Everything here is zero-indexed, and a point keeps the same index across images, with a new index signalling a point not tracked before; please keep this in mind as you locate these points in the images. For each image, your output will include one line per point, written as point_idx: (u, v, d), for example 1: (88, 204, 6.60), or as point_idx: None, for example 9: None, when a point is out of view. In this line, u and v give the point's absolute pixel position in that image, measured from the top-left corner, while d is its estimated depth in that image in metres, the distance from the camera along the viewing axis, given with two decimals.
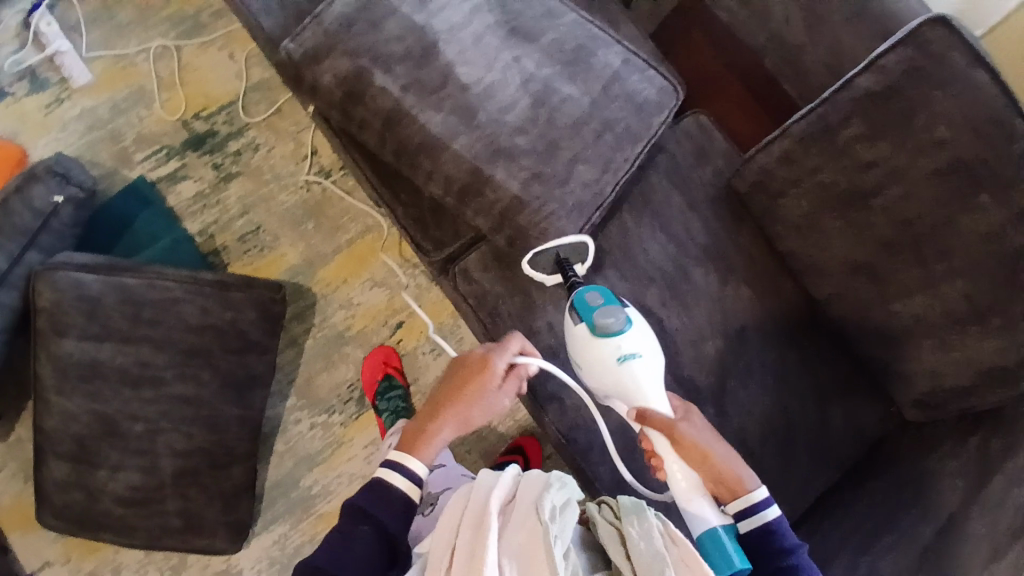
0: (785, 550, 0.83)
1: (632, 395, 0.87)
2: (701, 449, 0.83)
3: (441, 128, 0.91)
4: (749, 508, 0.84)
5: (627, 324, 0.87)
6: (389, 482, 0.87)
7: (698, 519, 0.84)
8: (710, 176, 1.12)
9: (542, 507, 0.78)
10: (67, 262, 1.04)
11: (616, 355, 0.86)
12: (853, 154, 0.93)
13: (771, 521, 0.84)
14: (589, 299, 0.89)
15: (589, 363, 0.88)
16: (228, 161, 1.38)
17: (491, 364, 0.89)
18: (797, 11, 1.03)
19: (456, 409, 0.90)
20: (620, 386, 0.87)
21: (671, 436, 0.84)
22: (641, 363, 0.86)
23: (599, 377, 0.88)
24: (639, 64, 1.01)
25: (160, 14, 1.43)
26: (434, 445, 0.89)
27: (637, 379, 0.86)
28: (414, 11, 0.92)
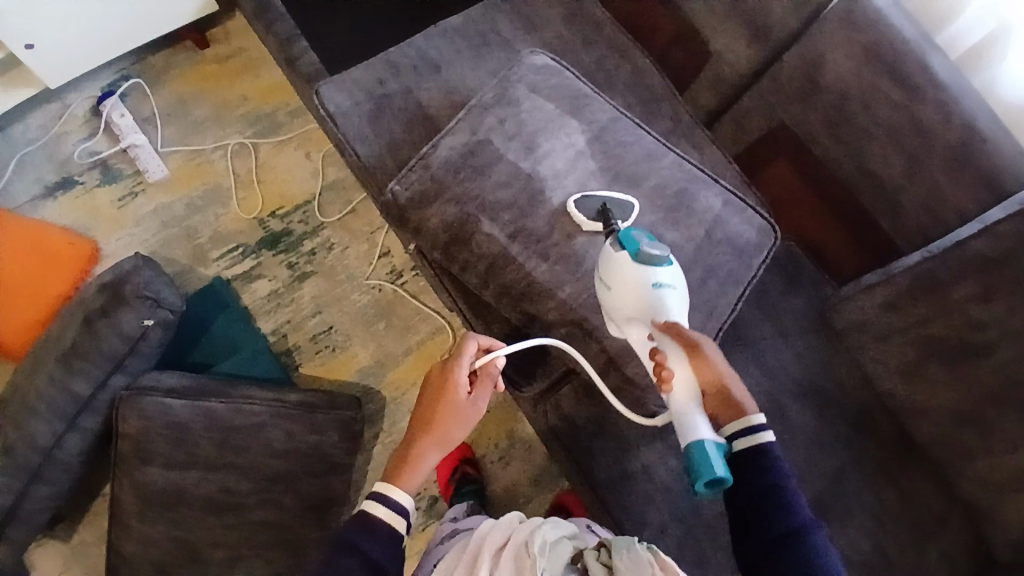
0: (777, 475, 0.79)
1: (657, 314, 0.82)
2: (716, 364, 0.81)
3: (547, 277, 0.90)
4: (748, 429, 0.82)
5: (668, 261, 0.83)
6: (371, 514, 0.85)
7: (691, 429, 0.77)
8: (801, 306, 1.11)
9: (533, 542, 0.84)
10: (155, 386, 1.04)
11: (653, 280, 0.82)
12: (965, 312, 0.92)
13: (764, 443, 0.81)
14: (637, 232, 0.84)
15: (621, 286, 0.82)
16: (303, 260, 1.39)
17: (452, 373, 0.87)
18: (898, 153, 1.00)
19: (431, 429, 0.88)
20: (643, 305, 0.82)
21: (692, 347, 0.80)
22: (673, 295, 0.83)
23: (625, 296, 0.82)
24: (739, 204, 1.01)
25: (236, 113, 1.46)
26: (418, 471, 0.88)
27: (667, 309, 0.82)
28: (520, 158, 0.94)
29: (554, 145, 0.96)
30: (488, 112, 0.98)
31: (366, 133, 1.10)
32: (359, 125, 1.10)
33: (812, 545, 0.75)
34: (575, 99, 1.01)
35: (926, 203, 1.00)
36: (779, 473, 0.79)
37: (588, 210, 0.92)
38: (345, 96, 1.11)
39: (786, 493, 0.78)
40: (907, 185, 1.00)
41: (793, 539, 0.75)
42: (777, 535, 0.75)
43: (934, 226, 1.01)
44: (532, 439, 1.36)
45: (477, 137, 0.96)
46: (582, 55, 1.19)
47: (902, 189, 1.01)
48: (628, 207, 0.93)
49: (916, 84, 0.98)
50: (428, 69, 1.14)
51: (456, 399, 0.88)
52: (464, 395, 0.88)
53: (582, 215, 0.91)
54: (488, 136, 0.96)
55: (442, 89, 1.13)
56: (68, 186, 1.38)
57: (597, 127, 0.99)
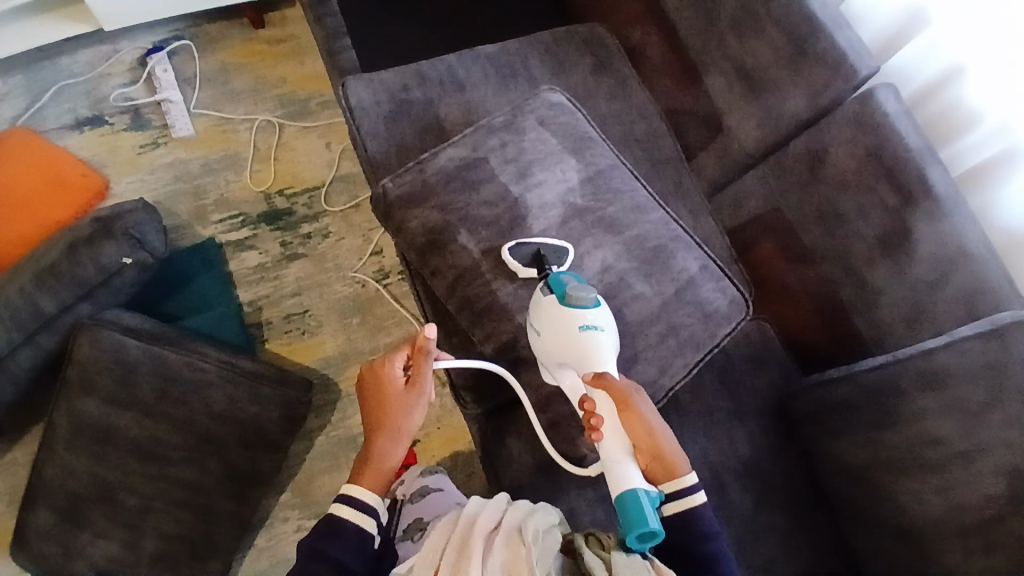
0: (706, 532, 0.85)
1: (592, 362, 0.84)
2: (649, 424, 0.83)
3: (511, 299, 0.92)
4: (682, 491, 0.85)
5: (596, 303, 0.85)
6: (339, 517, 0.91)
7: (624, 479, 0.80)
8: (763, 386, 1.10)
9: (527, 530, 0.81)
10: (115, 321, 1.05)
11: (580, 322, 0.84)
12: (915, 424, 0.90)
13: (696, 502, 0.85)
14: (562, 277, 0.87)
15: (550, 331, 0.85)
16: (297, 241, 1.42)
17: (384, 372, 0.94)
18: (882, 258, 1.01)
19: (382, 428, 0.93)
20: (577, 351, 0.84)
21: (621, 403, 0.83)
22: (602, 337, 0.85)
23: (556, 341, 0.84)
24: (716, 272, 1.02)
25: (273, 92, 1.52)
26: (382, 468, 0.93)
27: (598, 353, 0.84)
28: (512, 181, 0.97)
29: (547, 177, 0.99)
30: (494, 134, 1.01)
31: (380, 131, 1.14)
32: (375, 122, 1.14)
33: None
34: (579, 140, 1.04)
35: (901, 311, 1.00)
36: (709, 535, 0.85)
37: (522, 257, 0.91)
38: (368, 93, 1.16)
39: (716, 551, 0.84)
40: (885, 291, 1.00)
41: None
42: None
43: (906, 336, 0.99)
44: (476, 466, 1.34)
45: (477, 154, 0.99)
46: (602, 105, 1.23)
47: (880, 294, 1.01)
48: (564, 252, 0.92)
49: (913, 191, 0.98)
50: (453, 86, 1.19)
51: (396, 394, 0.93)
52: (401, 387, 0.93)
53: (515, 262, 0.91)
54: (487, 155, 0.99)
55: (461, 108, 1.18)
56: (97, 124, 1.44)
57: (593, 169, 1.02)
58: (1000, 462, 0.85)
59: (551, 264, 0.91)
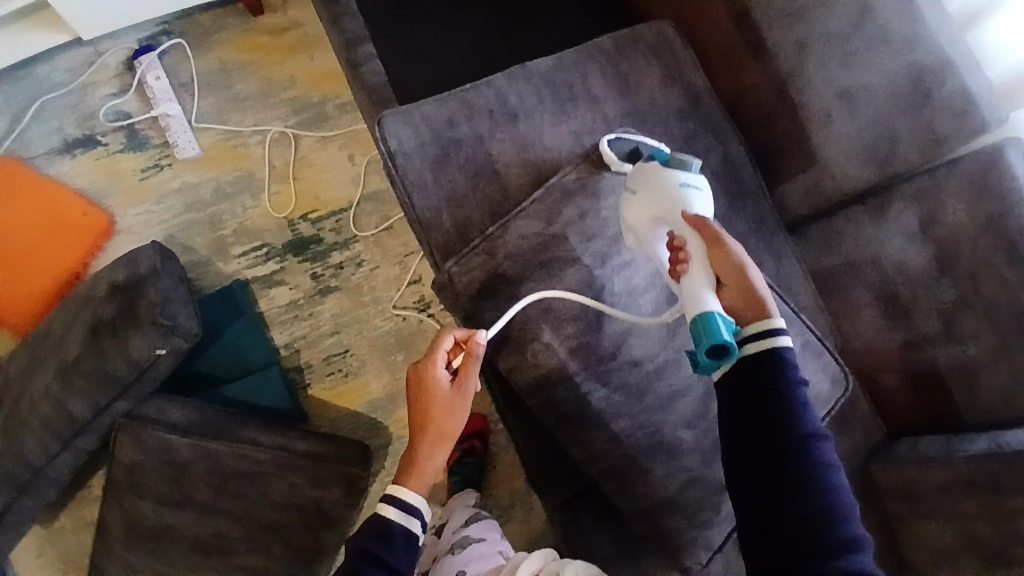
0: (792, 381, 0.74)
1: (684, 208, 0.80)
2: (737, 261, 0.78)
3: (603, 405, 0.83)
4: (766, 331, 0.75)
5: (695, 167, 0.83)
6: (385, 516, 0.85)
7: (699, 302, 0.75)
8: (847, 451, 1.02)
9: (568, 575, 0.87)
10: (158, 418, 1.00)
11: (679, 177, 0.81)
12: (1015, 523, 0.87)
13: (784, 347, 0.75)
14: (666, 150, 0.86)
15: (646, 185, 0.82)
16: (329, 273, 1.30)
17: (426, 373, 0.84)
18: (990, 331, 0.93)
19: (425, 431, 0.85)
20: (668, 198, 0.80)
21: (711, 240, 0.78)
22: (699, 196, 0.82)
23: (653, 193, 0.81)
24: (816, 346, 0.94)
25: (282, 95, 1.34)
26: (426, 471, 0.86)
27: (693, 207, 0.81)
28: (595, 265, 0.85)
29: (634, 255, 0.87)
30: (570, 201, 0.87)
31: (426, 180, 0.99)
32: (420, 168, 0.99)
33: (821, 455, 0.73)
34: None
35: (1004, 387, 0.93)
36: (797, 383, 0.74)
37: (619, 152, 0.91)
38: (410, 131, 1.00)
39: (802, 401, 0.74)
40: (993, 364, 0.93)
41: (804, 449, 0.72)
42: (788, 443, 0.72)
43: (1005, 414, 0.94)
44: (535, 503, 1.31)
45: (553, 230, 0.86)
46: (675, 128, 1.07)
47: (982, 365, 0.94)
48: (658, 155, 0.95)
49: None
50: (505, 116, 1.02)
51: (440, 398, 0.84)
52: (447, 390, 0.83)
53: (613, 154, 0.90)
54: (564, 231, 0.86)
55: (516, 143, 1.01)
56: (89, 145, 1.27)
57: None
58: None
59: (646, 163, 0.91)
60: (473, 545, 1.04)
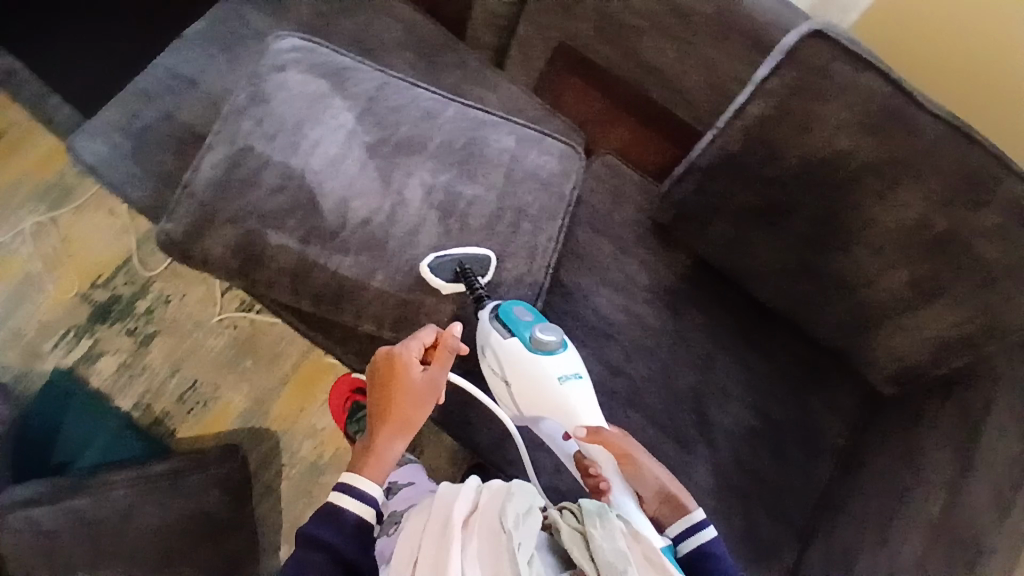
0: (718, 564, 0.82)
1: (573, 421, 0.87)
2: (649, 474, 0.86)
3: (355, 270, 0.87)
4: (689, 529, 0.84)
5: (564, 347, 0.88)
6: (340, 507, 0.83)
7: None
8: (632, 213, 1.10)
9: (506, 516, 0.77)
10: (9, 501, 0.98)
11: (556, 377, 0.87)
12: (764, 176, 0.93)
13: (709, 540, 0.83)
14: (520, 317, 0.87)
15: (523, 390, 0.87)
16: (142, 322, 1.29)
17: (404, 360, 0.84)
18: (666, 40, 0.98)
19: (388, 417, 0.85)
20: (558, 406, 0.87)
21: (616, 454, 0.86)
22: (577, 385, 0.88)
23: (533, 400, 0.87)
24: (534, 136, 0.98)
25: (22, 190, 1.33)
26: (384, 463, 0.86)
27: (577, 406, 0.87)
28: (288, 156, 0.88)
29: (321, 132, 0.90)
30: (244, 116, 0.90)
31: (136, 173, 1.00)
32: (124, 168, 1.00)
33: None
34: (335, 75, 0.95)
35: (707, 81, 0.99)
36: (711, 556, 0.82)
37: (445, 270, 0.88)
38: (101, 142, 1.01)
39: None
40: (686, 65, 0.99)
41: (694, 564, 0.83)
42: None
43: (724, 100, 0.99)
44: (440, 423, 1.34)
45: (238, 146, 0.88)
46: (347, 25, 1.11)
47: (684, 75, 1.00)
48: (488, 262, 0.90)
49: None
50: (183, 84, 1.04)
51: (408, 387, 0.85)
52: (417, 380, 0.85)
53: (439, 278, 0.88)
54: (248, 142, 0.88)
55: (203, 103, 1.03)
56: None
57: (364, 98, 0.93)
58: (843, 168, 0.88)
59: (477, 278, 0.90)
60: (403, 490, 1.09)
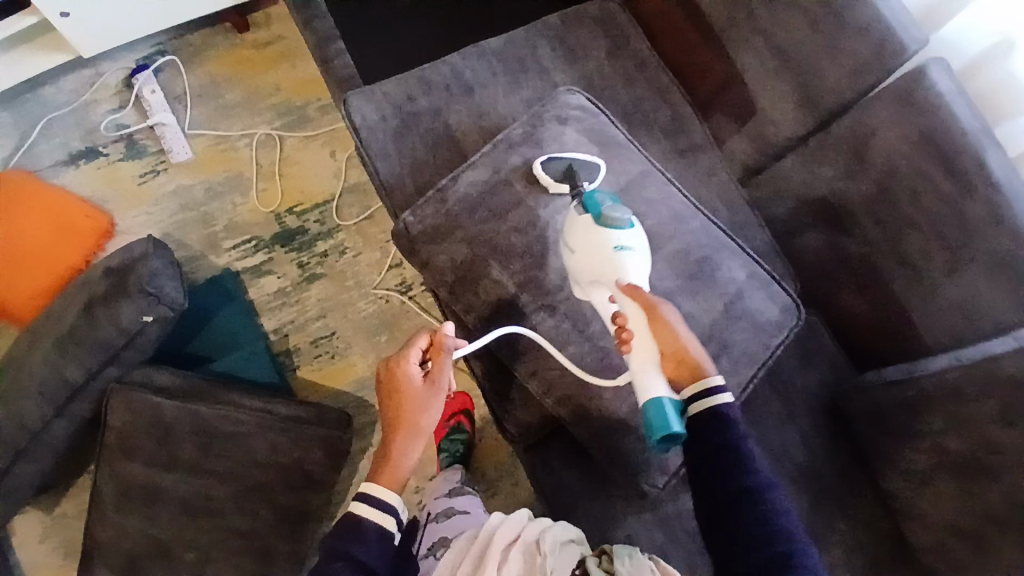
0: (752, 483, 0.74)
1: (619, 274, 0.81)
2: (674, 329, 0.78)
3: (551, 333, 0.87)
4: (703, 393, 0.77)
5: (630, 224, 0.82)
6: (359, 516, 0.83)
7: (647, 387, 0.75)
8: (815, 385, 1.04)
9: (543, 540, 0.84)
10: (149, 382, 1.05)
11: (612, 243, 0.81)
12: (982, 431, 0.86)
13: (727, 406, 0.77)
14: (598, 198, 0.84)
15: (583, 247, 0.82)
16: (314, 261, 1.37)
17: (402, 368, 0.87)
18: (937, 246, 0.94)
19: (399, 426, 0.86)
20: (607, 268, 0.81)
21: (646, 305, 0.78)
22: (635, 257, 0.82)
23: (589, 256, 0.81)
24: (765, 278, 0.96)
25: (266, 101, 1.44)
26: (401, 470, 0.86)
27: (628, 273, 0.81)
28: (539, 204, 0.90)
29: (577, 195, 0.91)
30: (514, 151, 0.94)
31: (389, 149, 1.05)
32: (382, 140, 1.06)
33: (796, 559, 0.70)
34: (606, 146, 0.96)
35: (959, 304, 0.93)
36: (737, 436, 0.75)
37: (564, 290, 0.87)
38: (372, 107, 1.07)
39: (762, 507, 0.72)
40: (947, 283, 0.94)
41: (747, 498, 0.73)
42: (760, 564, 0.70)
43: (970, 332, 0.94)
44: (520, 473, 1.34)
45: (499, 176, 0.92)
46: (623, 93, 1.13)
47: (938, 286, 0.95)
48: (596, 168, 0.92)
49: (969, 178, 0.92)
50: (460, 89, 1.10)
51: (413, 393, 0.87)
52: (419, 384, 0.87)
53: (548, 176, 0.90)
54: (510, 176, 0.92)
55: (472, 113, 1.09)
56: (91, 156, 1.37)
57: (625, 178, 0.94)
58: None
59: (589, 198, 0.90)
60: (457, 516, 1.07)
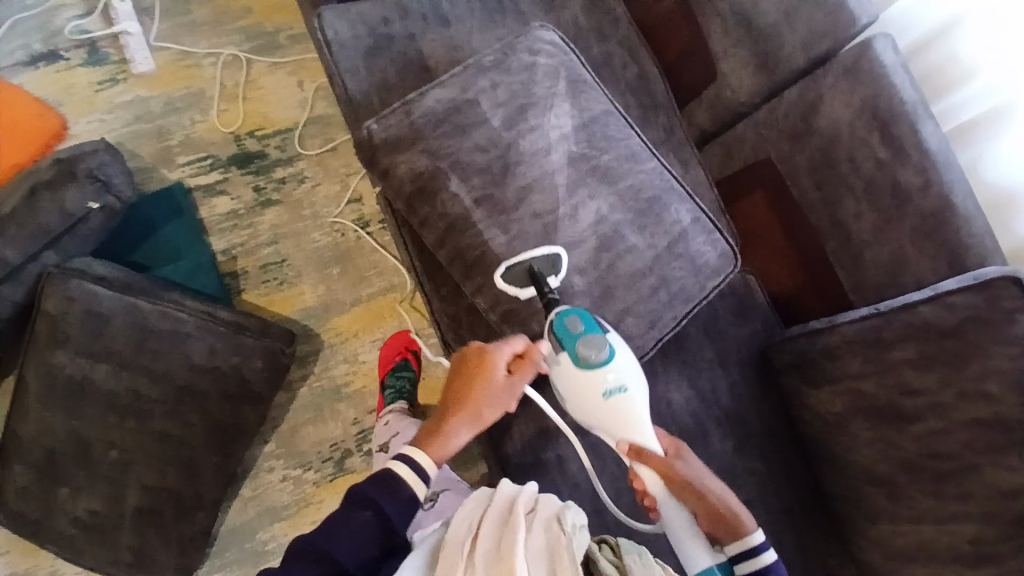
0: None
1: (625, 429, 0.85)
2: (696, 489, 0.82)
3: (503, 251, 0.89)
4: (747, 551, 0.82)
5: (611, 356, 0.84)
6: (396, 474, 0.79)
7: (689, 556, 0.82)
8: (746, 336, 1.11)
9: (567, 517, 0.78)
10: (87, 271, 1.02)
11: (604, 392, 0.84)
12: (899, 375, 0.92)
13: (770, 562, 0.82)
14: (572, 326, 0.84)
15: (577, 398, 0.85)
16: (270, 187, 1.35)
17: (493, 356, 0.83)
18: (870, 211, 1.01)
19: (464, 408, 0.83)
20: (617, 420, 0.85)
21: (665, 475, 0.83)
22: (629, 396, 0.85)
23: (587, 411, 0.86)
24: (708, 225, 1.01)
25: (237, 23, 1.41)
26: (447, 448, 0.83)
27: (630, 414, 0.85)
28: (503, 126, 0.93)
29: (542, 123, 0.94)
30: (483, 74, 0.95)
31: (360, 67, 1.06)
32: (353, 57, 1.06)
33: None
34: (574, 82, 1.00)
35: (885, 265, 1.00)
36: None
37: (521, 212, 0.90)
38: (346, 24, 1.06)
39: None
40: (872, 242, 1.01)
41: None
42: None
43: (890, 289, 1.01)
44: None
45: (466, 96, 0.93)
46: (593, 45, 1.17)
47: (865, 246, 1.02)
48: (556, 260, 0.89)
49: (904, 147, 0.98)
50: (437, 20, 1.11)
51: (491, 384, 0.83)
52: (502, 380, 0.83)
53: (512, 286, 0.89)
54: (477, 97, 0.93)
55: (446, 44, 1.10)
56: (51, 59, 1.32)
57: (588, 115, 0.98)
58: (978, 411, 0.87)
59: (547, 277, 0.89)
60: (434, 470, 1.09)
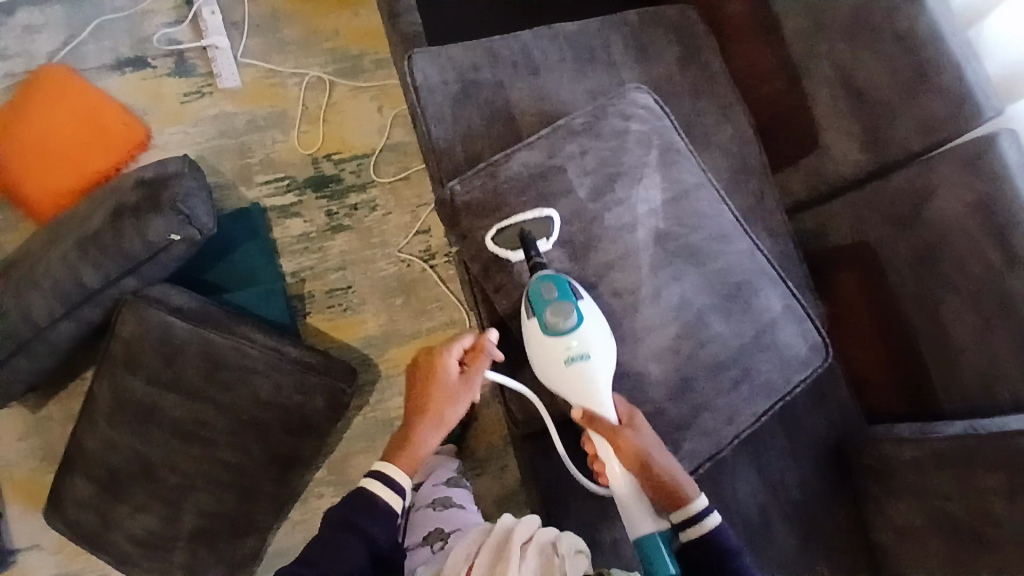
0: None
1: (582, 395, 0.82)
2: (642, 457, 0.81)
3: None
4: (689, 519, 0.82)
5: (578, 321, 0.81)
6: (374, 495, 0.86)
7: (634, 522, 0.81)
8: (822, 427, 1.05)
9: (560, 541, 0.79)
10: (163, 300, 1.04)
11: (565, 356, 0.81)
12: (984, 502, 0.86)
13: (710, 529, 0.82)
14: (544, 292, 0.82)
15: (540, 362, 0.83)
16: (343, 212, 1.36)
17: (439, 360, 0.88)
18: (972, 316, 0.93)
19: (424, 414, 0.88)
20: (577, 389, 0.82)
21: (613, 442, 0.81)
22: (593, 362, 0.82)
23: (547, 376, 0.83)
24: (798, 313, 0.96)
25: (324, 45, 1.41)
26: (419, 454, 0.89)
27: (591, 381, 0.82)
28: (590, 198, 0.89)
29: (631, 196, 0.91)
30: (573, 139, 0.92)
31: (445, 114, 1.04)
32: (440, 104, 1.04)
33: None
34: (665, 150, 0.96)
35: (982, 374, 0.93)
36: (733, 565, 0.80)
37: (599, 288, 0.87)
38: (436, 69, 1.05)
39: None
40: (971, 349, 0.94)
41: None
42: None
43: (987, 403, 0.94)
44: (509, 461, 1.34)
45: (553, 162, 0.91)
46: (685, 103, 1.12)
47: (963, 352, 0.95)
48: (546, 225, 0.88)
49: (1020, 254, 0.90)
50: (527, 68, 1.08)
51: (443, 386, 0.88)
52: (452, 381, 0.88)
53: (500, 250, 0.88)
54: (565, 164, 0.90)
55: (534, 94, 1.07)
56: (139, 66, 1.36)
57: (678, 188, 0.94)
58: None
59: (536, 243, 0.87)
60: (454, 508, 1.04)
